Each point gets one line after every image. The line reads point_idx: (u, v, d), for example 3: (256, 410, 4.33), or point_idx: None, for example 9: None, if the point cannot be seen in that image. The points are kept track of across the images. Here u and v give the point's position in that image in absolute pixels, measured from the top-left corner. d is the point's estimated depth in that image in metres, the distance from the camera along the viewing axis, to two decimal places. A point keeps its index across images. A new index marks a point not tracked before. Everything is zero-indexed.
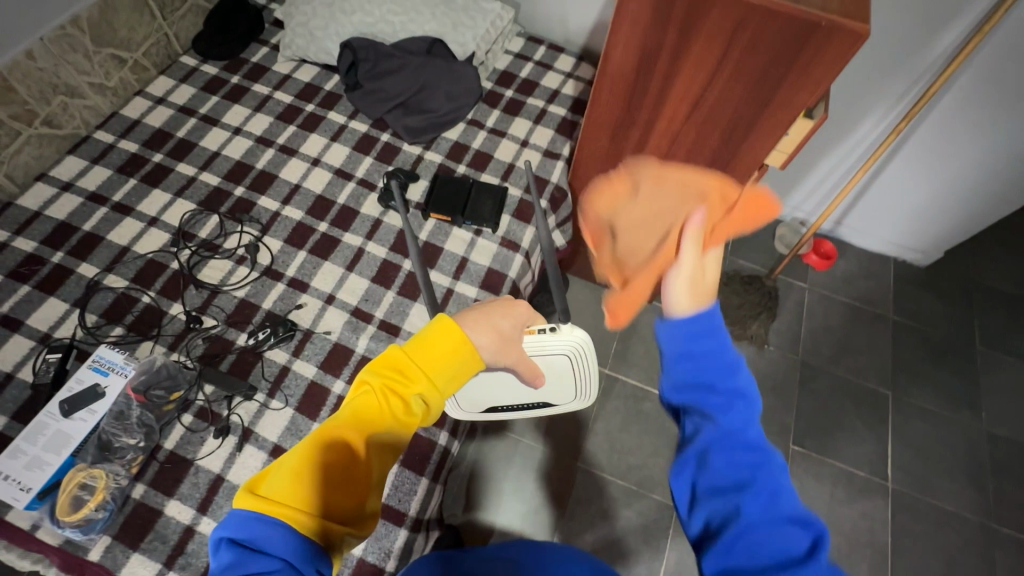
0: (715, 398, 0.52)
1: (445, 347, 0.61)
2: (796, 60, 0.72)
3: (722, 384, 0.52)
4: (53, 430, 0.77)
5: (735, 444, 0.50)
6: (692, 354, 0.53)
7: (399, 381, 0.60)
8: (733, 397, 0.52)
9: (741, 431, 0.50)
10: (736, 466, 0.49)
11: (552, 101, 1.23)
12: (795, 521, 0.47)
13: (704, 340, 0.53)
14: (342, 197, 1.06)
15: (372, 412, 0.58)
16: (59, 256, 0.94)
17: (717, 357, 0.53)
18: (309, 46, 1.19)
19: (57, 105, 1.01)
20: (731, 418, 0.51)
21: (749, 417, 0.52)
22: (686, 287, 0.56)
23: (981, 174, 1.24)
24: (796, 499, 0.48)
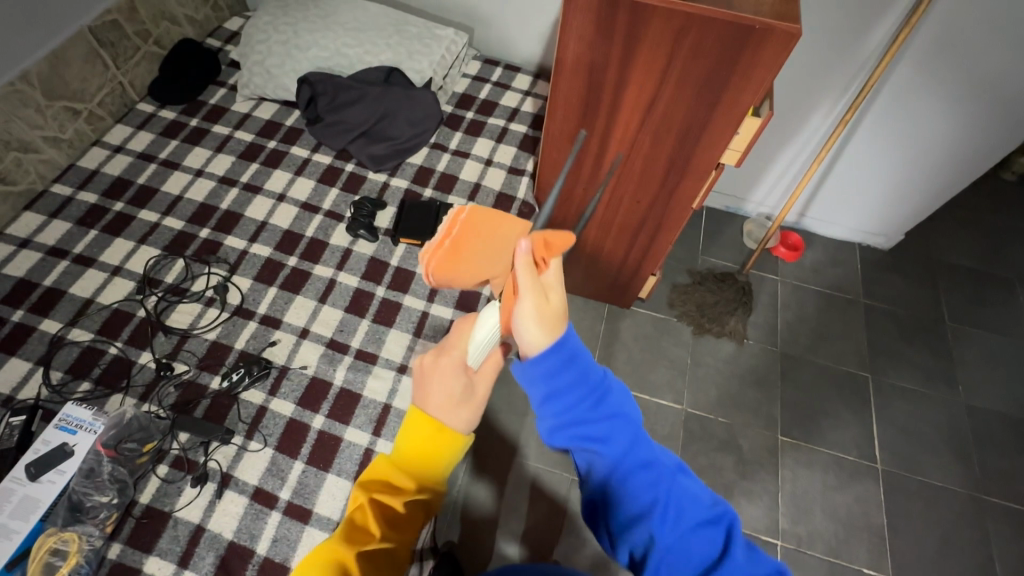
0: (597, 434, 0.58)
1: (437, 437, 0.61)
2: (738, 61, 0.75)
3: (600, 417, 0.58)
4: (20, 496, 0.74)
5: (630, 472, 0.57)
6: (558, 398, 0.58)
7: (396, 477, 0.62)
8: (610, 426, 0.58)
9: (628, 457, 0.58)
10: (639, 493, 0.57)
11: (513, 119, 1.25)
12: (698, 516, 0.56)
13: (570, 378, 0.57)
14: (310, 230, 1.06)
15: (376, 507, 0.60)
16: (19, 314, 0.91)
17: (582, 388, 0.58)
18: (266, 84, 1.20)
19: (11, 161, 1.00)
20: (617, 450, 0.58)
21: (632, 434, 0.59)
22: (536, 324, 0.57)
23: (930, 155, 1.29)
24: (695, 499, 0.57)
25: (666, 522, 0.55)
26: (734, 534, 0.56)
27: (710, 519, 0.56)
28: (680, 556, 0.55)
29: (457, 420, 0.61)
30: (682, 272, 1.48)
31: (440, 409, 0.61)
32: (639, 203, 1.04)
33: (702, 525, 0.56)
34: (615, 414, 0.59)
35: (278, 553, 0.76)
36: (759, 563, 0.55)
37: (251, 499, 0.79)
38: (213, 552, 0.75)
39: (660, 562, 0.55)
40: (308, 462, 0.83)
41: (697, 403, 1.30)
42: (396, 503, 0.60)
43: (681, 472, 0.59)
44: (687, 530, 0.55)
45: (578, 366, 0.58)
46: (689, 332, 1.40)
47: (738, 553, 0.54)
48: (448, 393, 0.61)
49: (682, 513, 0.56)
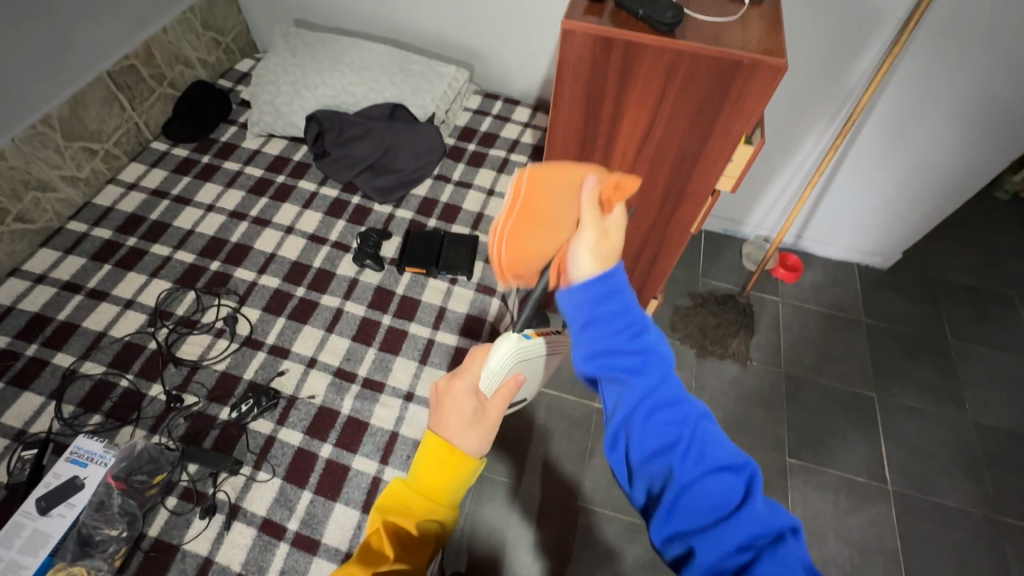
0: (627, 363, 0.55)
1: (448, 460, 0.61)
2: (729, 92, 0.78)
3: (635, 351, 0.56)
4: (30, 530, 0.75)
5: (656, 407, 0.54)
6: (597, 323, 0.56)
7: (410, 500, 0.63)
8: (644, 359, 0.56)
9: (657, 392, 0.55)
10: (660, 426, 0.54)
11: (513, 150, 1.29)
12: (721, 461, 0.52)
13: (610, 307, 0.56)
14: (318, 261, 1.09)
15: (393, 530, 0.62)
16: (33, 348, 0.93)
17: (623, 315, 0.56)
18: (275, 122, 1.25)
19: (30, 200, 1.03)
20: (650, 381, 0.55)
21: (665, 375, 0.56)
22: (592, 252, 0.59)
23: (920, 177, 1.33)
24: (721, 448, 0.54)
25: (687, 460, 0.52)
26: (756, 484, 0.51)
27: (732, 466, 0.52)
28: (700, 494, 0.51)
29: (468, 440, 0.63)
30: (683, 295, 1.50)
31: (454, 431, 0.63)
32: (639, 229, 1.06)
33: (725, 469, 0.52)
34: (649, 351, 0.56)
35: None
36: (779, 521, 0.49)
37: (259, 530, 0.79)
38: None
39: (678, 498, 0.51)
40: (316, 491, 0.83)
41: None
42: (411, 526, 0.62)
43: (706, 417, 0.55)
44: (709, 472, 0.51)
45: (624, 297, 0.56)
46: (692, 354, 1.40)
47: (757, 504, 0.50)
48: (455, 411, 0.64)
49: (705, 454, 0.53)
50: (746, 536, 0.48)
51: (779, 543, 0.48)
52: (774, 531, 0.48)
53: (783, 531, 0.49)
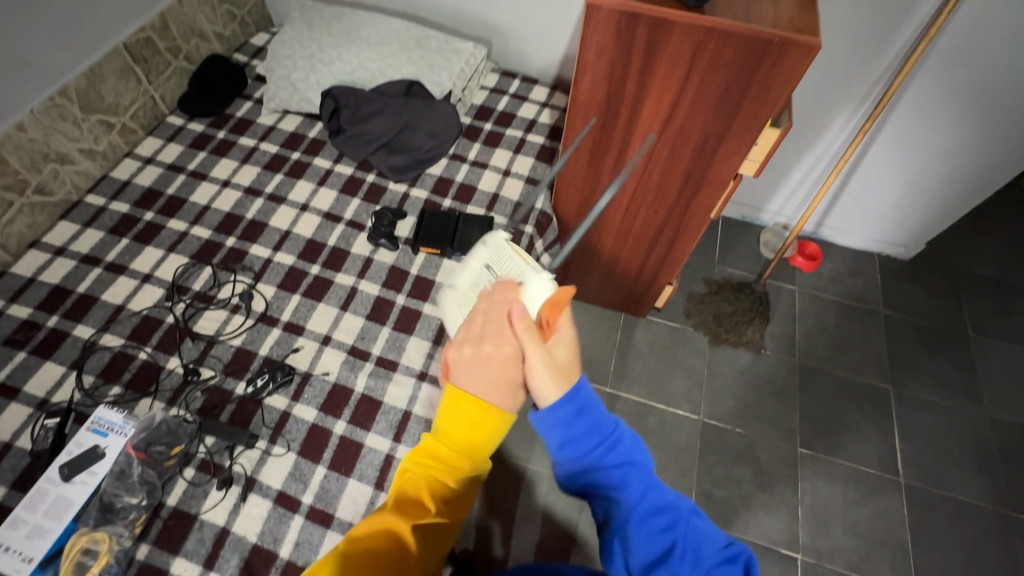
0: (608, 480, 0.63)
1: (487, 419, 0.64)
2: (756, 73, 0.76)
3: (612, 464, 0.63)
4: (54, 496, 0.76)
5: (645, 515, 0.60)
6: (577, 445, 0.64)
7: (451, 457, 0.66)
8: (624, 471, 0.63)
9: (642, 500, 0.61)
10: (654, 535, 0.59)
11: (530, 130, 1.27)
12: (716, 556, 0.57)
13: (585, 428, 0.64)
14: (332, 239, 1.08)
15: (430, 483, 0.65)
16: (54, 319, 0.95)
17: (594, 435, 0.64)
18: (291, 97, 1.24)
19: (49, 172, 1.04)
20: (631, 489, 0.62)
21: (644, 481, 0.63)
22: (548, 381, 0.63)
23: (950, 166, 1.29)
24: (713, 544, 0.59)
25: (684, 561, 0.57)
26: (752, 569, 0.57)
27: (728, 557, 0.57)
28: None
29: (504, 402, 0.64)
30: (698, 282, 1.48)
31: (489, 392, 0.63)
32: (657, 213, 1.04)
33: (718, 564, 0.57)
34: (624, 459, 0.64)
35: (300, 557, 0.77)
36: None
37: (274, 503, 0.81)
38: (238, 555, 0.77)
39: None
40: (330, 467, 0.84)
41: (714, 413, 1.29)
42: (448, 482, 0.65)
43: (695, 513, 0.61)
44: (707, 571, 0.56)
45: (591, 416, 0.64)
46: (705, 341, 1.39)
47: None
48: (489, 370, 0.62)
49: (700, 554, 0.58)
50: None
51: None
52: None
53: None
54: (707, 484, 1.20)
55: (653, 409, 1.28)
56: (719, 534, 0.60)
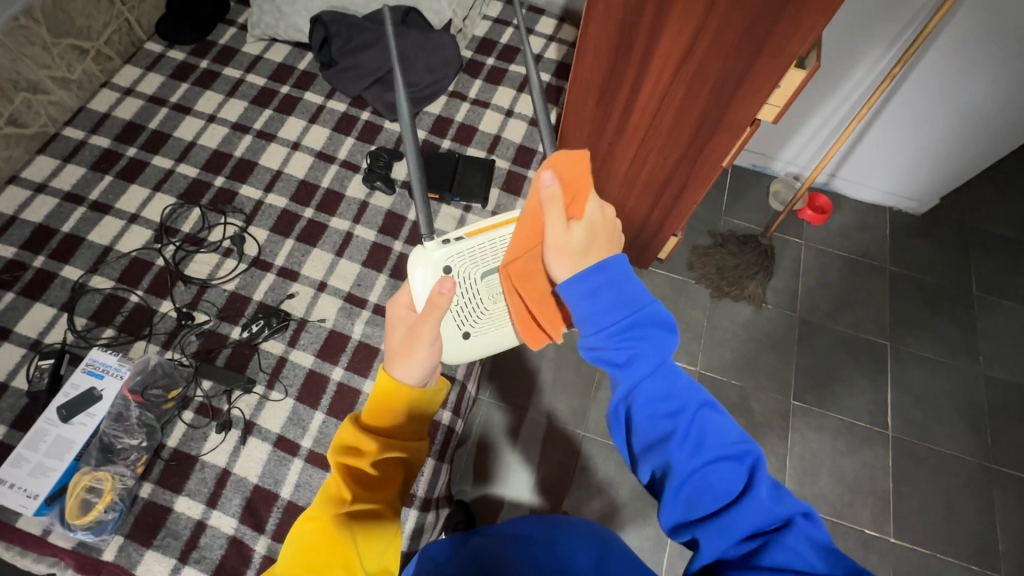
0: (617, 358, 0.57)
1: (394, 394, 0.63)
2: (786, 8, 0.69)
3: (629, 342, 0.56)
4: (54, 436, 0.77)
5: (649, 398, 0.54)
6: (592, 320, 0.58)
7: (363, 442, 0.61)
8: (635, 351, 0.56)
9: (653, 381, 0.55)
10: (654, 420, 0.54)
11: (536, 67, 1.19)
12: (720, 450, 0.51)
13: (604, 300, 0.58)
14: (326, 180, 1.04)
15: (351, 469, 0.60)
16: (40, 260, 0.92)
17: (614, 305, 0.58)
18: (278, 23, 1.14)
19: (21, 102, 0.97)
20: (641, 368, 0.56)
21: (660, 359, 0.56)
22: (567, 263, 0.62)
23: (979, 116, 1.21)
24: (728, 437, 0.52)
25: (683, 449, 0.51)
26: (757, 474, 0.49)
27: (732, 454, 0.51)
28: (696, 489, 0.50)
29: (416, 376, 0.64)
30: (703, 234, 1.44)
31: (413, 373, 0.63)
32: (667, 160, 0.99)
33: (723, 459, 0.50)
34: (645, 340, 0.56)
35: (301, 498, 0.78)
36: (785, 506, 0.47)
37: (274, 446, 0.82)
38: (240, 495, 0.78)
39: (676, 491, 0.50)
40: (328, 413, 0.84)
41: (711, 364, 1.30)
42: (367, 466, 0.60)
43: (707, 407, 0.54)
44: (705, 464, 0.50)
45: (616, 290, 0.58)
46: (707, 294, 1.38)
47: (760, 494, 0.48)
48: (414, 350, 0.63)
49: (702, 442, 0.51)
50: (747, 529, 0.47)
51: (784, 529, 0.46)
52: (780, 517, 0.47)
53: (789, 517, 0.46)
54: None
55: None
56: (733, 429, 0.53)
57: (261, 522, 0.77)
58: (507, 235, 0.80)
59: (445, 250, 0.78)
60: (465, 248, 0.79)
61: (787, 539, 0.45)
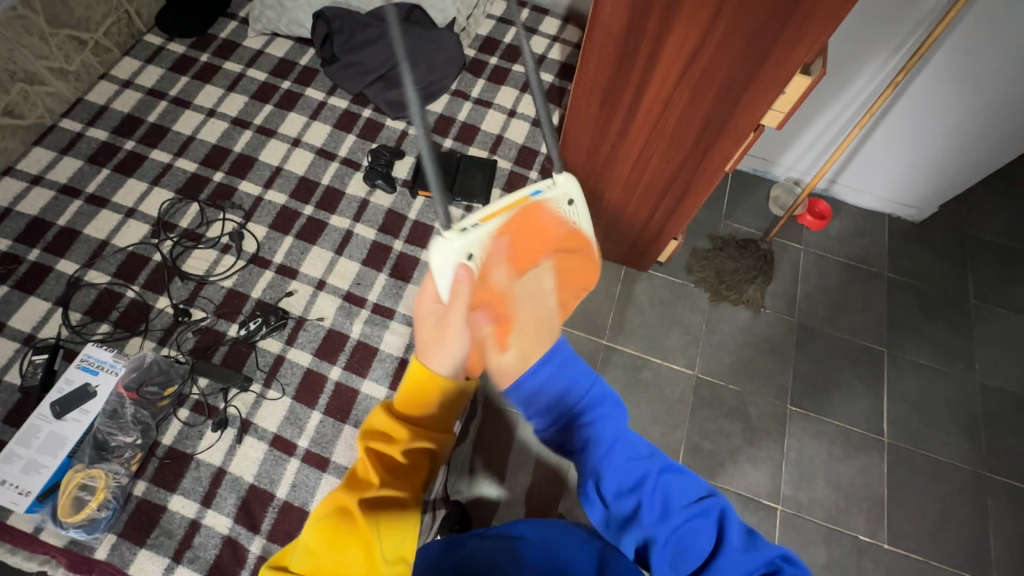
0: (577, 444, 0.58)
1: (431, 378, 0.60)
2: (793, 15, 0.69)
3: (588, 426, 0.57)
4: (47, 433, 0.76)
5: (615, 473, 0.56)
6: (550, 412, 0.58)
7: (395, 429, 0.58)
8: (592, 435, 0.57)
9: (615, 457, 0.56)
10: (621, 498, 0.55)
11: (539, 67, 1.18)
12: (688, 510, 0.54)
13: (560, 389, 0.58)
14: (326, 177, 1.03)
15: (380, 453, 0.57)
16: (35, 253, 0.91)
17: (569, 390, 0.58)
18: (280, 18, 1.13)
19: (17, 93, 0.96)
20: (598, 453, 0.56)
21: (618, 437, 0.57)
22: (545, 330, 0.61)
23: (980, 125, 1.22)
24: (693, 493, 0.55)
25: (654, 517, 0.53)
26: (728, 525, 0.53)
27: (701, 510, 0.54)
28: (679, 551, 0.53)
29: (452, 365, 0.59)
30: (703, 237, 1.44)
31: (448, 360, 0.59)
32: (670, 163, 0.99)
33: (694, 517, 0.53)
34: (599, 422, 0.57)
35: (297, 498, 0.78)
36: (763, 554, 0.51)
37: (270, 446, 0.81)
38: (235, 494, 0.77)
39: (660, 556, 0.53)
40: (325, 412, 0.84)
41: (709, 368, 1.30)
42: (397, 453, 0.57)
43: (671, 467, 0.56)
44: (678, 525, 0.53)
45: (569, 373, 0.58)
46: (706, 298, 1.38)
47: (734, 544, 0.52)
48: (446, 341, 0.58)
49: (669, 509, 0.54)
50: None
51: (765, 574, 0.51)
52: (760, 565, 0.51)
53: (770, 562, 0.51)
54: (696, 437, 1.23)
55: (648, 363, 1.29)
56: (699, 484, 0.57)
57: (256, 522, 0.76)
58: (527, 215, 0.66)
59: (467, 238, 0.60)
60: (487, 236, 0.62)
61: None
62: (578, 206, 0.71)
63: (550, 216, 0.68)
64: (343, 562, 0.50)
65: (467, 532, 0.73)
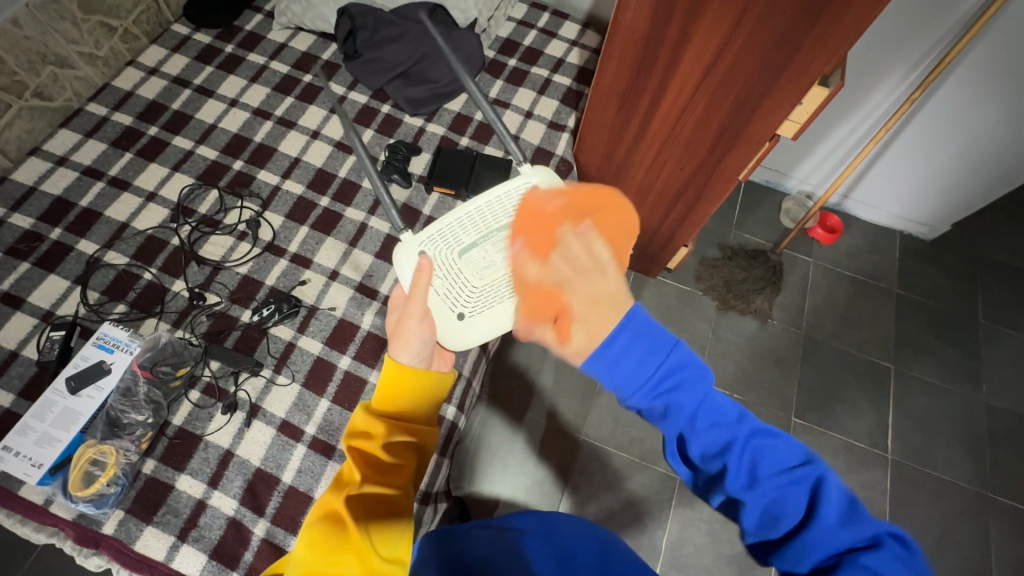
0: (656, 409, 0.57)
1: (401, 379, 0.68)
2: (814, 26, 0.69)
3: (665, 391, 0.56)
4: (62, 407, 0.78)
5: (698, 435, 0.55)
6: (626, 380, 0.57)
7: (373, 426, 0.67)
8: (670, 399, 0.56)
9: (699, 419, 0.55)
10: (706, 460, 0.54)
11: (557, 70, 1.20)
12: (782, 476, 0.51)
13: (638, 351, 0.57)
14: (343, 170, 1.04)
15: (364, 454, 0.65)
16: (57, 232, 0.92)
17: (637, 354, 0.57)
18: (305, 13, 1.15)
19: (47, 76, 0.98)
20: (679, 417, 0.55)
21: (699, 399, 0.56)
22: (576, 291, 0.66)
23: (997, 144, 1.21)
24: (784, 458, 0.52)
25: (741, 482, 0.52)
26: (825, 496, 0.49)
27: (792, 478, 0.51)
28: (770, 516, 0.51)
29: (418, 360, 0.69)
30: (713, 246, 1.45)
31: (411, 357, 0.68)
32: (682, 171, 1.00)
33: (784, 485, 0.51)
34: (676, 386, 0.56)
35: (302, 483, 0.79)
36: (861, 528, 0.47)
37: (278, 430, 0.82)
38: (241, 477, 0.78)
39: (749, 520, 0.52)
40: (334, 400, 0.85)
41: (714, 377, 1.30)
42: (378, 449, 0.65)
43: (759, 432, 0.54)
44: (768, 492, 0.51)
45: (640, 336, 0.57)
46: (713, 306, 1.38)
47: (828, 517, 0.48)
48: (405, 334, 0.67)
49: (759, 475, 0.52)
50: (821, 554, 0.48)
51: (864, 549, 0.47)
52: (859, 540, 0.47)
53: (874, 537, 0.47)
54: None
55: None
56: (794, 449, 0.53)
57: (261, 505, 0.77)
58: (490, 205, 0.79)
59: (425, 236, 0.77)
60: (443, 228, 0.78)
61: (864, 561, 0.46)
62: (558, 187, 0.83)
63: (509, 206, 0.80)
64: (334, 553, 0.57)
65: (469, 523, 0.74)
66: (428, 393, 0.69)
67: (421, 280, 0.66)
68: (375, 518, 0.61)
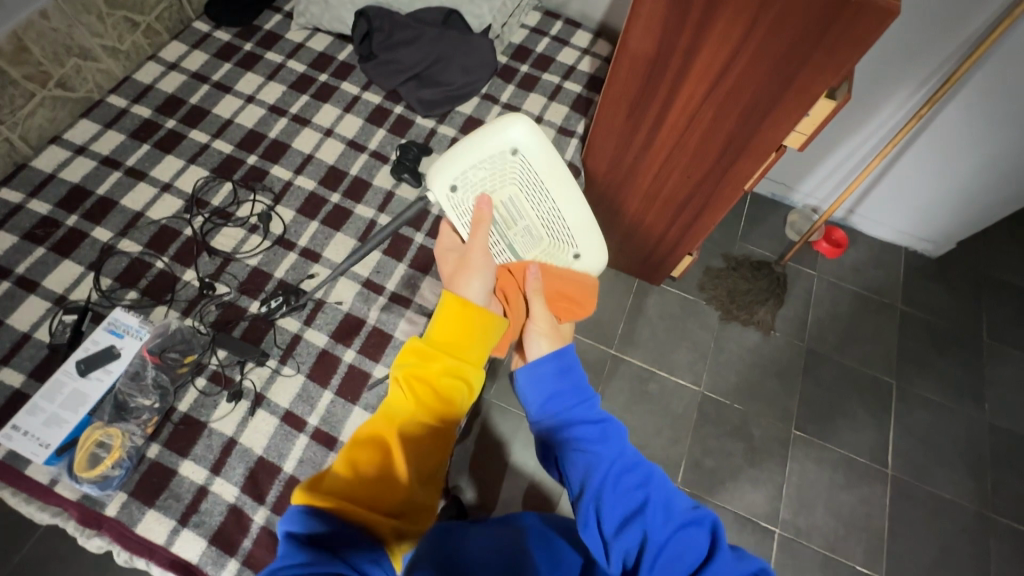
0: (592, 436, 0.64)
1: (466, 315, 0.69)
2: (822, 38, 0.70)
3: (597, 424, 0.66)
4: (71, 389, 0.79)
5: (619, 474, 0.61)
6: (558, 400, 0.69)
7: (431, 363, 0.67)
8: (602, 430, 0.65)
9: (619, 458, 0.62)
10: (624, 494, 0.59)
11: (568, 77, 1.22)
12: (684, 514, 0.58)
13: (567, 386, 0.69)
14: (355, 168, 1.06)
15: (418, 388, 0.66)
16: (73, 219, 0.94)
17: (576, 390, 0.69)
18: (323, 14, 1.18)
19: (71, 67, 1.01)
20: (609, 448, 0.63)
21: (623, 440, 0.65)
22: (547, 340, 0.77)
23: (1004, 163, 1.22)
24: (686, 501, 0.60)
25: (654, 515, 0.57)
26: (719, 532, 0.56)
27: (694, 518, 0.57)
28: (671, 555, 0.55)
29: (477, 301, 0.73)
30: (718, 256, 1.46)
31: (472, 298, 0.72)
32: (690, 179, 1.01)
33: (686, 523, 0.57)
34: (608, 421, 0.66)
35: (303, 473, 0.80)
36: (752, 561, 0.54)
37: (281, 420, 0.83)
38: (244, 464, 0.79)
39: (651, 563, 0.54)
40: (337, 392, 0.86)
41: (714, 386, 1.30)
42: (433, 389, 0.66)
43: (664, 480, 0.61)
44: (675, 529, 0.56)
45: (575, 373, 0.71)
46: (716, 316, 1.39)
47: (726, 552, 0.54)
48: (471, 272, 0.75)
49: (670, 510, 0.58)
50: None
51: None
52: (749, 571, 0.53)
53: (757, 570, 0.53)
54: (697, 453, 1.23)
55: (655, 376, 1.30)
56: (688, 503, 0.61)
57: (261, 493, 0.78)
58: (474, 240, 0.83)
59: None
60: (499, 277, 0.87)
61: None
62: (454, 181, 0.79)
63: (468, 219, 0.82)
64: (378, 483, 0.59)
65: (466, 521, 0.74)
66: (486, 336, 0.71)
67: (482, 218, 0.77)
68: (426, 448, 0.64)
